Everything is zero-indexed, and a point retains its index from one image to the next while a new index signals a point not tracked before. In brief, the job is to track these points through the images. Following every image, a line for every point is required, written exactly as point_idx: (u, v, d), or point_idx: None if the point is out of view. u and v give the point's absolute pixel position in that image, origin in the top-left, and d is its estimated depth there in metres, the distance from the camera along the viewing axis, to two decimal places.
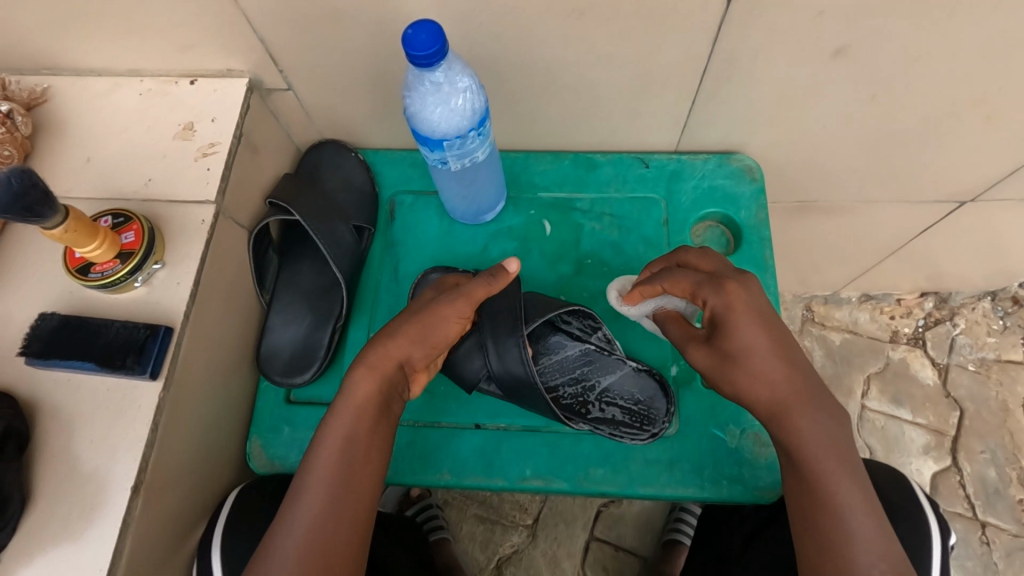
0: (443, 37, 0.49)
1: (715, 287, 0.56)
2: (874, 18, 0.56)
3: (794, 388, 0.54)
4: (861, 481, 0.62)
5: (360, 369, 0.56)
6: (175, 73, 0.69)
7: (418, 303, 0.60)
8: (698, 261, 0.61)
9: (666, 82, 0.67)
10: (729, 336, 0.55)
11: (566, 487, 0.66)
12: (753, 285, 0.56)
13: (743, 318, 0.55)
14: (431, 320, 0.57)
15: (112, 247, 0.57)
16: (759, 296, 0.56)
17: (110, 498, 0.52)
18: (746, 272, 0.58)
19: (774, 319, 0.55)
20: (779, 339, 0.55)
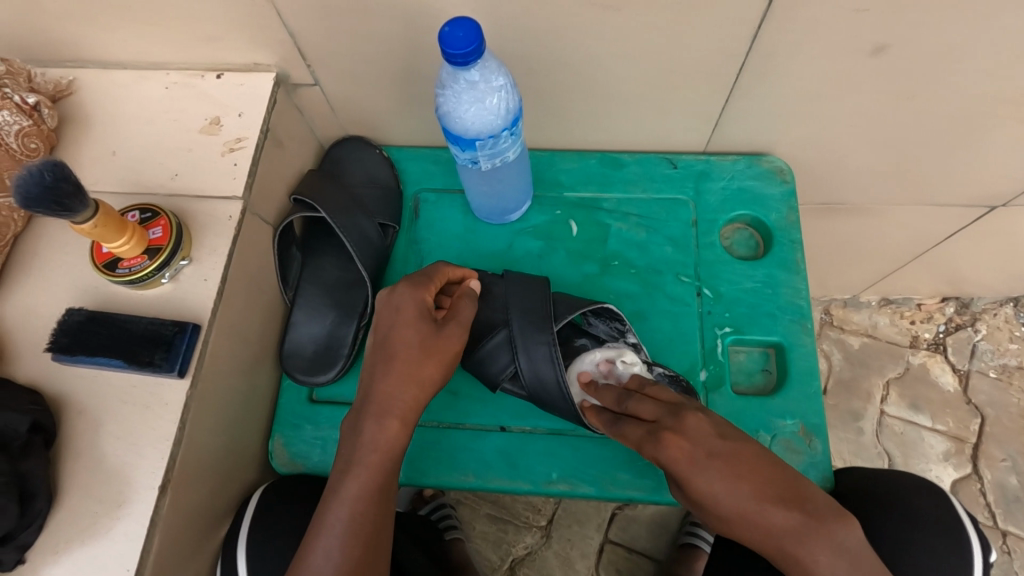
0: (479, 36, 0.48)
1: (656, 441, 0.56)
2: (919, 15, 0.55)
3: (789, 524, 0.51)
4: (891, 490, 0.61)
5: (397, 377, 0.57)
6: (201, 67, 0.68)
7: (407, 337, 0.58)
8: (639, 407, 0.60)
9: (699, 79, 0.66)
10: (692, 488, 0.54)
11: (592, 492, 0.65)
12: (694, 426, 0.55)
13: (694, 471, 0.54)
14: (437, 353, 0.58)
15: (141, 242, 0.56)
16: (695, 434, 0.55)
17: (137, 496, 0.52)
18: (682, 412, 0.57)
19: (727, 449, 0.54)
20: (734, 464, 0.53)
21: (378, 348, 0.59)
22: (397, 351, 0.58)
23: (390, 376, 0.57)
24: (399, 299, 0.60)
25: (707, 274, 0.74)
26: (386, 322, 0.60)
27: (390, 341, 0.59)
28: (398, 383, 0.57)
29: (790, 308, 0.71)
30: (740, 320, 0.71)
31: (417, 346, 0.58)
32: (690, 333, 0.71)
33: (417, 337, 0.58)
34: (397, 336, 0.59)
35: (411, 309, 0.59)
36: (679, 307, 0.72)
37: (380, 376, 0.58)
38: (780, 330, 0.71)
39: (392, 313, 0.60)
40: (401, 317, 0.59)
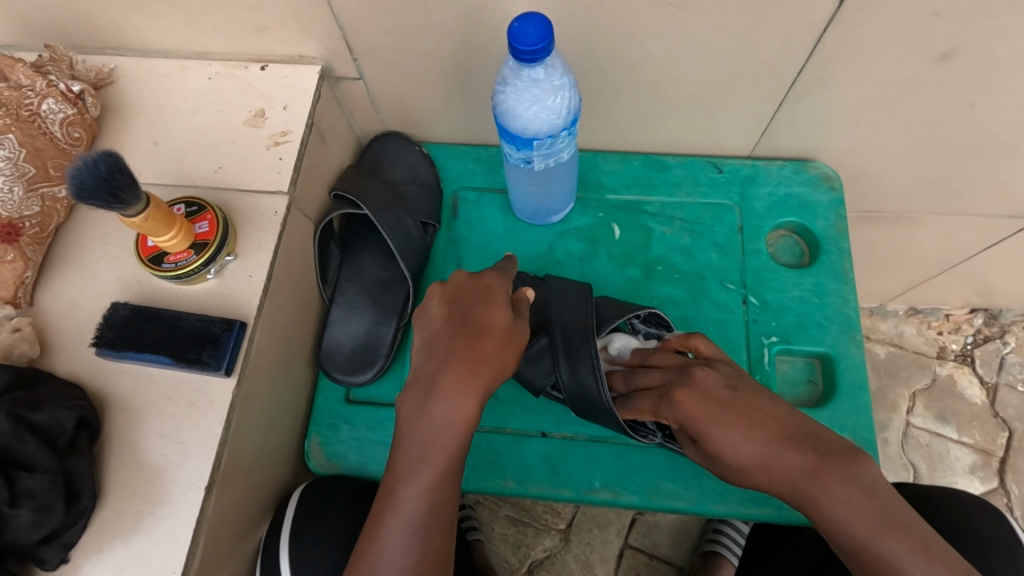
0: (550, 33, 0.46)
1: (668, 404, 0.56)
2: (993, 22, 0.53)
3: (807, 466, 0.48)
4: (947, 506, 0.61)
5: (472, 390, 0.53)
6: (245, 58, 0.67)
7: (496, 319, 0.56)
8: (647, 378, 0.61)
9: (755, 81, 0.64)
10: (710, 442, 0.52)
11: (636, 501, 0.64)
12: (700, 379, 0.55)
13: (702, 421, 0.52)
14: (522, 341, 0.56)
15: (187, 237, 0.54)
16: (706, 389, 0.54)
17: (183, 496, 0.51)
18: (689, 369, 0.57)
19: (738, 400, 0.52)
20: (750, 419, 0.51)
21: (458, 326, 0.56)
22: (483, 331, 0.55)
23: (471, 353, 0.54)
24: (488, 283, 0.58)
25: (753, 282, 0.72)
26: (470, 301, 0.57)
27: (476, 321, 0.56)
28: (482, 363, 0.54)
29: (838, 317, 0.70)
30: (786, 329, 0.70)
31: (505, 330, 0.56)
32: (736, 341, 0.70)
33: (506, 321, 0.56)
34: (486, 316, 0.56)
35: (499, 295, 0.58)
36: (725, 314, 0.71)
37: (459, 352, 0.54)
38: (829, 341, 0.69)
39: (476, 294, 0.58)
40: (491, 300, 0.57)
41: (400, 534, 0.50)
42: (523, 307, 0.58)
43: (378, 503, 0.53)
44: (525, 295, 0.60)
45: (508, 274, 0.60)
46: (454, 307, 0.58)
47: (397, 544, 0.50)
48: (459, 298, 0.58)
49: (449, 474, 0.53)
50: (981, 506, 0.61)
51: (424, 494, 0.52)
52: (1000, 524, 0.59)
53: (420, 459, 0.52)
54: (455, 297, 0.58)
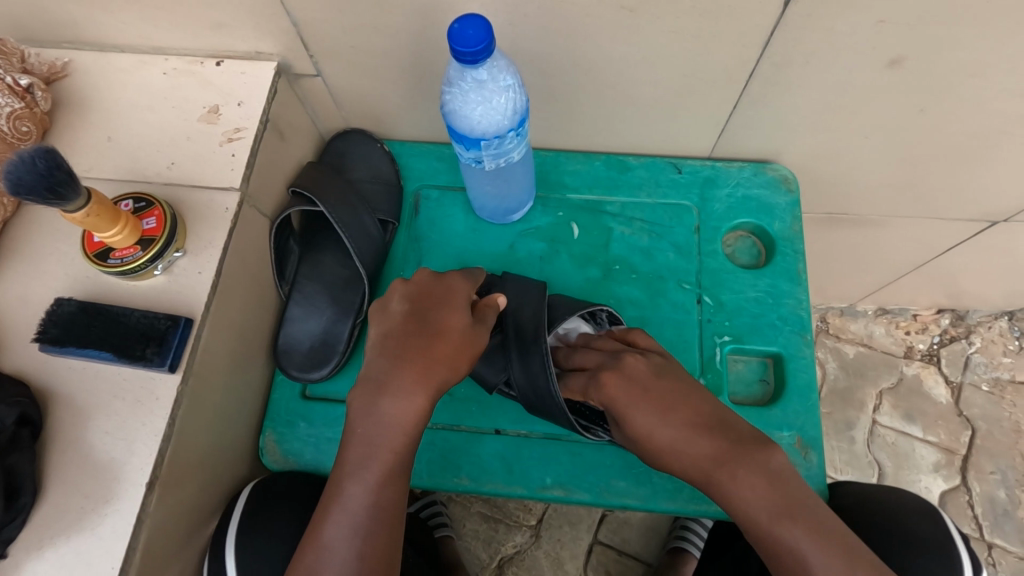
0: (490, 35, 0.47)
1: (596, 385, 0.61)
2: (936, 28, 0.54)
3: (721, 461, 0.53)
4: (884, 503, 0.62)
5: (415, 393, 0.55)
6: (202, 53, 0.66)
7: (454, 324, 0.58)
8: (583, 358, 0.65)
9: (709, 84, 0.65)
10: (632, 422, 0.58)
11: (586, 498, 0.65)
12: (629, 366, 0.61)
13: (629, 405, 0.58)
14: (477, 346, 0.58)
15: (134, 233, 0.54)
16: (632, 374, 0.60)
17: (125, 492, 0.51)
18: (621, 355, 0.62)
19: (662, 388, 0.59)
20: (667, 406, 0.57)
21: (417, 325, 0.57)
22: (443, 334, 0.57)
23: (426, 355, 0.56)
24: (451, 287, 0.61)
25: (709, 282, 0.73)
26: (431, 303, 0.59)
27: (436, 323, 0.58)
28: (438, 363, 0.56)
29: (792, 318, 0.71)
30: (740, 330, 0.71)
31: (461, 336, 0.58)
32: (691, 341, 0.71)
33: (464, 325, 0.58)
34: (446, 319, 0.58)
35: (459, 299, 0.60)
36: (680, 314, 0.72)
37: (414, 353, 0.56)
38: (781, 341, 0.70)
39: (437, 297, 0.60)
40: (452, 304, 0.59)
41: (344, 529, 0.51)
42: (485, 313, 0.60)
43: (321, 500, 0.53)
44: (494, 301, 0.61)
45: (472, 280, 0.63)
46: (413, 308, 0.59)
47: (340, 538, 0.51)
48: (422, 300, 0.59)
49: (396, 469, 0.53)
50: (916, 505, 0.62)
51: (369, 489, 0.52)
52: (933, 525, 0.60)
53: (352, 450, 0.53)
54: (416, 298, 0.60)
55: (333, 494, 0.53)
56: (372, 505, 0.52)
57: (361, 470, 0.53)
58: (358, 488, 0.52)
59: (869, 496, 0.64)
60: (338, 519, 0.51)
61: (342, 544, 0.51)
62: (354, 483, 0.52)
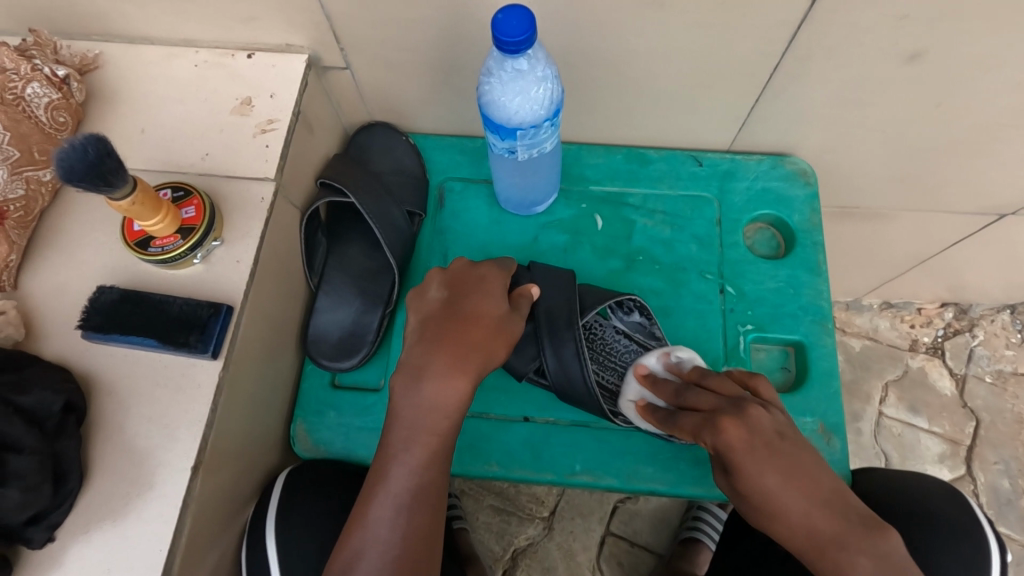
0: (533, 25, 0.48)
1: (711, 428, 0.56)
2: (957, 23, 0.55)
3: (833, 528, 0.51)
4: (923, 515, 0.62)
5: (455, 375, 0.56)
6: (232, 46, 0.67)
7: (488, 310, 0.59)
8: (699, 399, 0.60)
9: (733, 78, 0.66)
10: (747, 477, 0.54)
11: (615, 484, 0.66)
12: (754, 418, 0.55)
13: (745, 458, 0.54)
14: (512, 332, 0.59)
15: (174, 221, 0.55)
16: (754, 426, 0.55)
17: (171, 476, 0.51)
18: (744, 404, 0.57)
19: (791, 452, 0.54)
20: (792, 469, 0.53)
21: (450, 311, 0.59)
22: (476, 319, 0.59)
23: (461, 340, 0.57)
24: (484, 273, 0.62)
25: (730, 273, 0.75)
26: (466, 290, 0.61)
27: (469, 308, 0.59)
28: (472, 347, 0.57)
29: (812, 307, 0.73)
30: (761, 318, 0.72)
31: (495, 321, 0.59)
32: (714, 330, 0.72)
33: (497, 312, 0.59)
34: (478, 304, 0.59)
35: (493, 286, 0.61)
36: (703, 303, 0.73)
37: (448, 337, 0.57)
38: (802, 330, 0.72)
39: (471, 283, 0.61)
40: (486, 291, 0.61)
41: (391, 512, 0.52)
42: (519, 301, 0.61)
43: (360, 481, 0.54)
44: (527, 290, 0.62)
45: (505, 268, 0.64)
46: (449, 295, 0.61)
47: (379, 520, 0.51)
48: (456, 286, 0.61)
49: (435, 453, 0.55)
50: (958, 525, 0.61)
51: (410, 472, 0.53)
52: (964, 552, 0.60)
53: (396, 435, 0.54)
54: (451, 284, 0.62)
55: (374, 476, 0.54)
56: (416, 488, 0.53)
57: (406, 455, 0.54)
58: (398, 471, 0.53)
59: (903, 496, 0.63)
60: (386, 503, 0.52)
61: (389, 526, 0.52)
62: (401, 467, 0.53)
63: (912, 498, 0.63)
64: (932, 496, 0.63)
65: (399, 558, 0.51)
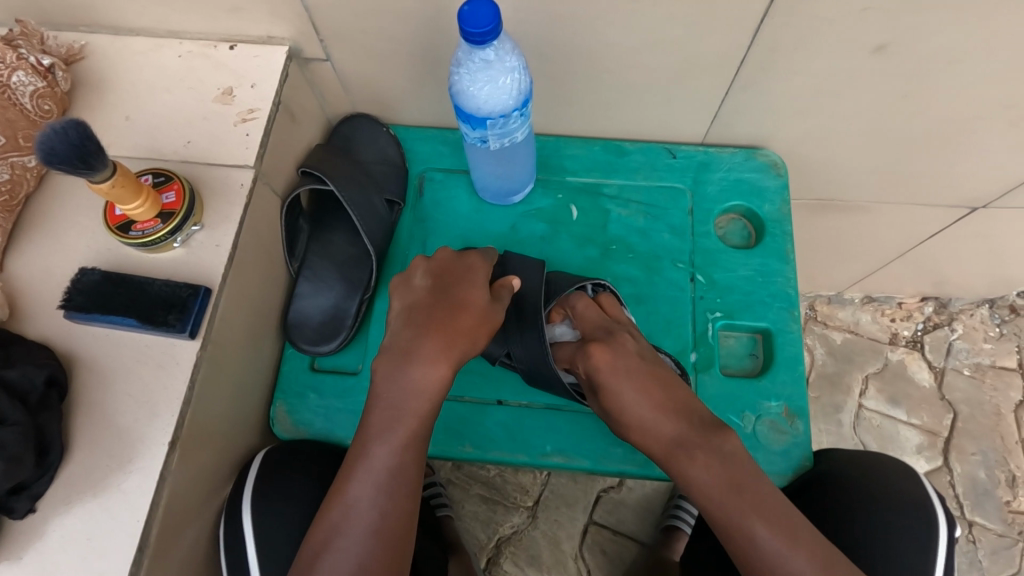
0: (498, 16, 0.50)
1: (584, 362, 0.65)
2: (912, 16, 0.57)
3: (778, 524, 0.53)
4: (883, 491, 0.64)
5: (438, 359, 0.58)
6: (215, 37, 0.69)
7: (474, 299, 0.62)
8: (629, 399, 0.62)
9: (702, 69, 0.68)
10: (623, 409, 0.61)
11: (586, 465, 0.68)
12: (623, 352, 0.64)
13: (704, 452, 0.57)
14: (495, 322, 0.62)
15: (154, 206, 0.57)
16: (712, 423, 0.59)
17: (149, 450, 0.53)
18: (703, 402, 0.60)
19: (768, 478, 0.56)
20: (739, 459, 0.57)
21: (437, 298, 0.62)
22: (462, 306, 0.61)
23: (447, 326, 0.60)
24: (471, 264, 0.65)
25: (702, 261, 0.77)
26: (452, 279, 0.64)
27: (456, 297, 0.62)
28: (457, 333, 0.60)
29: (781, 295, 0.75)
30: (731, 306, 0.74)
31: (480, 310, 0.62)
32: (685, 317, 0.74)
33: (483, 302, 0.62)
34: (466, 293, 0.62)
35: (479, 278, 0.64)
36: (675, 291, 0.75)
37: (436, 323, 0.60)
38: (771, 317, 0.74)
39: (458, 273, 0.64)
40: (471, 281, 0.64)
41: (363, 486, 0.54)
42: (501, 293, 0.64)
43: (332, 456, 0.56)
44: (511, 283, 0.65)
45: (489, 260, 0.67)
46: (435, 283, 0.64)
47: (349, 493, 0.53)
48: (445, 275, 0.64)
49: (406, 430, 0.56)
50: (914, 501, 0.63)
51: (380, 447, 0.55)
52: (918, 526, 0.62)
53: (369, 412, 0.56)
54: (440, 274, 0.65)
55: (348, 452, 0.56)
56: (397, 469, 0.55)
57: (382, 432, 0.56)
58: (369, 446, 0.55)
59: (864, 477, 0.65)
60: (366, 482, 0.54)
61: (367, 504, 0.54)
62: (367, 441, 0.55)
63: (873, 479, 0.64)
64: (892, 475, 0.65)
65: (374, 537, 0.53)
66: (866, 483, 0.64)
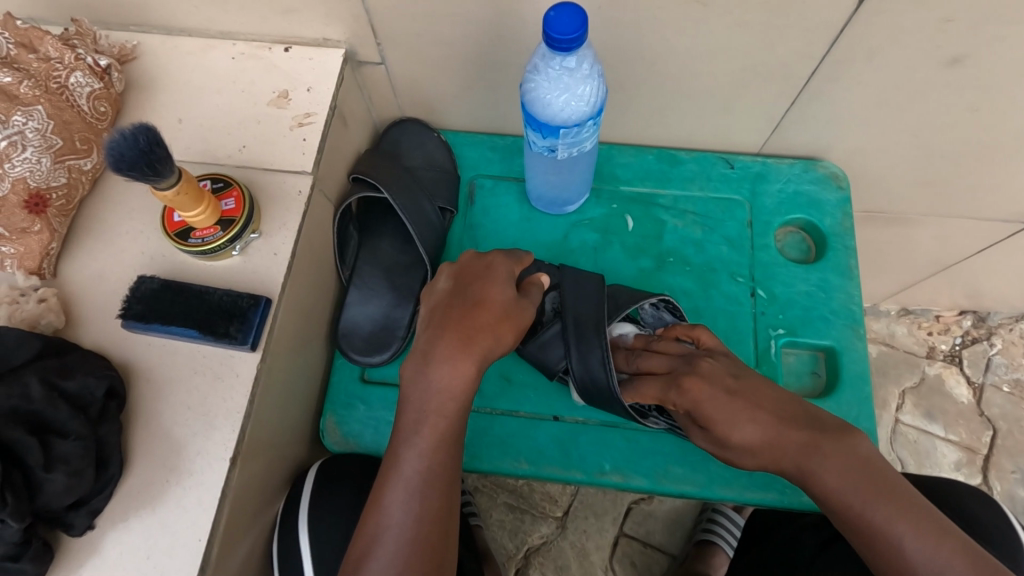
0: (584, 23, 0.48)
1: (676, 388, 0.60)
2: (1001, 28, 0.55)
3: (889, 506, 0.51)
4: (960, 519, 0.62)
5: (458, 358, 0.56)
6: (270, 39, 0.67)
7: (494, 295, 0.59)
8: (649, 363, 0.65)
9: (770, 78, 0.66)
10: (715, 428, 0.57)
11: (644, 484, 0.66)
12: (706, 369, 0.60)
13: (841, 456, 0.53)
14: (519, 320, 0.59)
15: (215, 213, 0.55)
16: (709, 374, 0.59)
17: (210, 465, 0.52)
18: (695, 360, 0.61)
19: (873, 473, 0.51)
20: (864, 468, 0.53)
21: (454, 299, 0.59)
22: (482, 304, 0.59)
23: (466, 324, 0.57)
24: (492, 261, 0.62)
25: (761, 275, 0.75)
26: (471, 277, 0.61)
27: (473, 295, 0.59)
28: (476, 331, 0.57)
29: (843, 312, 0.73)
30: (791, 322, 0.72)
31: (502, 306, 0.59)
32: (745, 332, 0.72)
33: (503, 297, 0.59)
34: (484, 293, 0.59)
35: (500, 274, 0.61)
36: (733, 305, 0.73)
37: (452, 323, 0.58)
38: (833, 334, 0.72)
39: (478, 272, 0.61)
40: (491, 278, 0.60)
41: (428, 502, 0.52)
42: (529, 290, 0.62)
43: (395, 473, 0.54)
44: (536, 280, 0.64)
45: (514, 258, 0.63)
46: (455, 284, 0.61)
47: (414, 510, 0.52)
48: (462, 275, 0.61)
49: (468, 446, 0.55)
50: (991, 527, 0.61)
51: (445, 463, 0.53)
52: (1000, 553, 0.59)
53: (432, 426, 0.55)
54: (457, 275, 0.62)
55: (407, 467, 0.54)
56: (432, 473, 0.53)
57: (445, 447, 0.54)
58: (434, 463, 0.53)
59: (938, 502, 0.63)
60: (391, 488, 0.52)
61: (403, 510, 0.52)
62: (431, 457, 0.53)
63: (948, 504, 0.63)
64: (972, 503, 0.63)
65: (408, 542, 0.51)
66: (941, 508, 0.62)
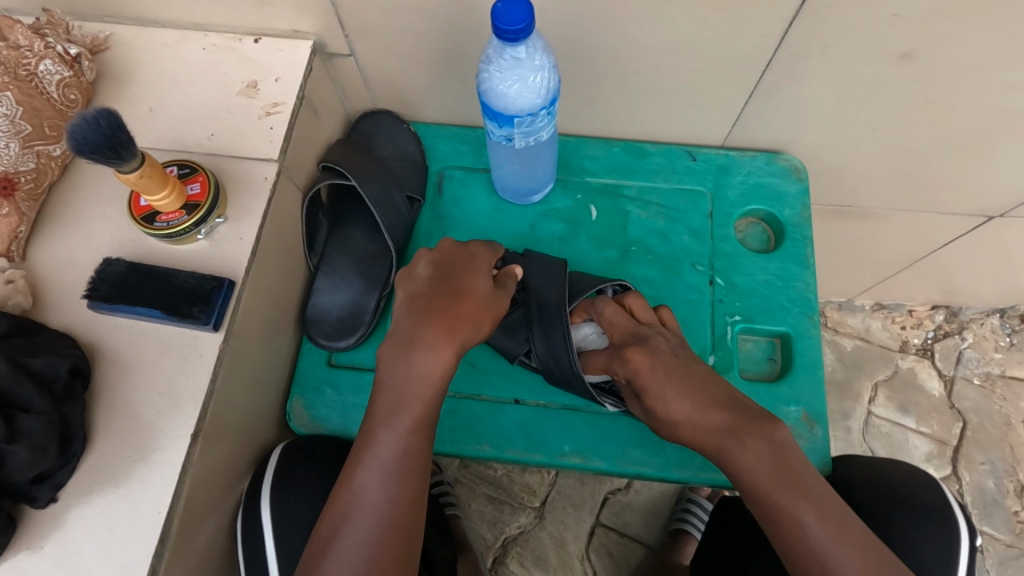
0: (531, 15, 0.50)
1: (685, 412, 0.59)
2: (941, 23, 0.57)
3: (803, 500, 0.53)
4: (906, 500, 0.64)
5: (444, 344, 0.58)
6: (241, 31, 0.69)
7: (478, 287, 0.62)
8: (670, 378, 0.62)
9: (728, 72, 0.68)
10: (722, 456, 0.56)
11: (604, 466, 0.68)
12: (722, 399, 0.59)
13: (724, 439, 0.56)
14: (498, 312, 0.62)
15: (179, 198, 0.56)
16: (725, 406, 0.58)
17: (172, 443, 0.53)
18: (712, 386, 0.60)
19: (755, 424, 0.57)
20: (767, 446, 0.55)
21: (440, 285, 0.61)
22: (466, 294, 0.61)
23: (451, 311, 0.59)
24: (474, 254, 0.64)
25: (721, 265, 0.76)
26: (456, 267, 0.63)
27: (458, 284, 0.61)
28: (460, 319, 0.59)
29: (800, 300, 0.75)
30: (750, 309, 0.74)
31: (485, 298, 0.61)
32: (704, 319, 0.74)
33: (485, 290, 0.62)
34: (469, 283, 0.61)
35: (481, 265, 0.63)
36: (693, 293, 0.75)
37: (437, 309, 0.59)
38: (790, 321, 0.74)
39: (460, 263, 0.63)
40: (474, 269, 0.63)
41: (384, 478, 0.54)
42: (506, 281, 0.64)
43: (356, 449, 0.56)
44: (511, 271, 0.65)
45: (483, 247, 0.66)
46: (438, 272, 0.63)
47: (371, 486, 0.53)
48: (445, 264, 0.63)
49: (425, 424, 0.56)
50: (933, 508, 0.63)
51: (400, 440, 0.55)
52: (936, 560, 0.61)
53: (389, 405, 0.56)
54: (441, 263, 0.63)
55: (364, 446, 0.55)
56: (389, 452, 0.54)
57: (401, 424, 0.55)
58: (392, 439, 0.55)
59: (885, 483, 0.65)
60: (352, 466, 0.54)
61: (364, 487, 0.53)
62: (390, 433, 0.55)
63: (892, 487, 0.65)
64: (918, 486, 0.65)
65: (369, 518, 0.52)
66: (886, 488, 0.65)
